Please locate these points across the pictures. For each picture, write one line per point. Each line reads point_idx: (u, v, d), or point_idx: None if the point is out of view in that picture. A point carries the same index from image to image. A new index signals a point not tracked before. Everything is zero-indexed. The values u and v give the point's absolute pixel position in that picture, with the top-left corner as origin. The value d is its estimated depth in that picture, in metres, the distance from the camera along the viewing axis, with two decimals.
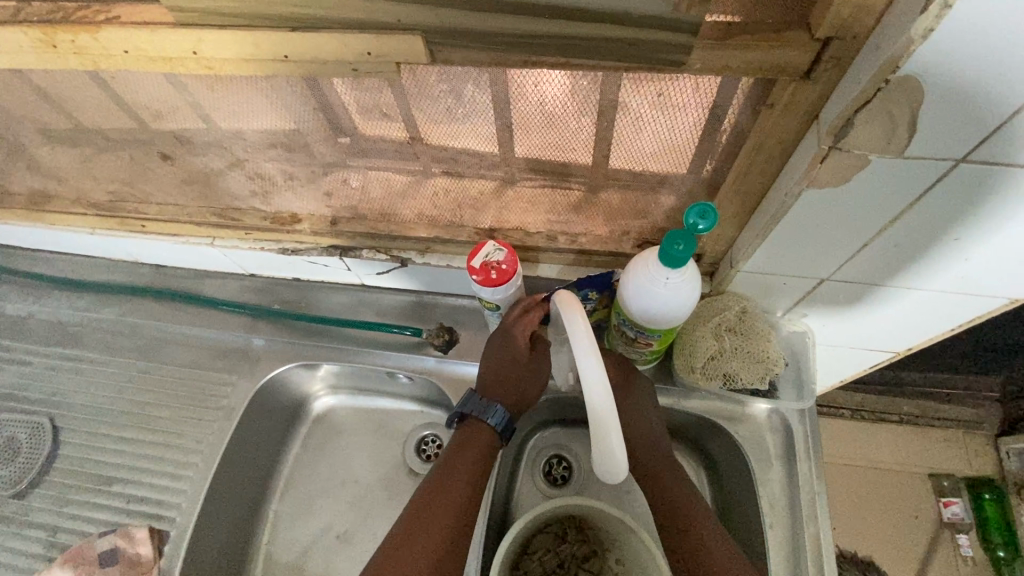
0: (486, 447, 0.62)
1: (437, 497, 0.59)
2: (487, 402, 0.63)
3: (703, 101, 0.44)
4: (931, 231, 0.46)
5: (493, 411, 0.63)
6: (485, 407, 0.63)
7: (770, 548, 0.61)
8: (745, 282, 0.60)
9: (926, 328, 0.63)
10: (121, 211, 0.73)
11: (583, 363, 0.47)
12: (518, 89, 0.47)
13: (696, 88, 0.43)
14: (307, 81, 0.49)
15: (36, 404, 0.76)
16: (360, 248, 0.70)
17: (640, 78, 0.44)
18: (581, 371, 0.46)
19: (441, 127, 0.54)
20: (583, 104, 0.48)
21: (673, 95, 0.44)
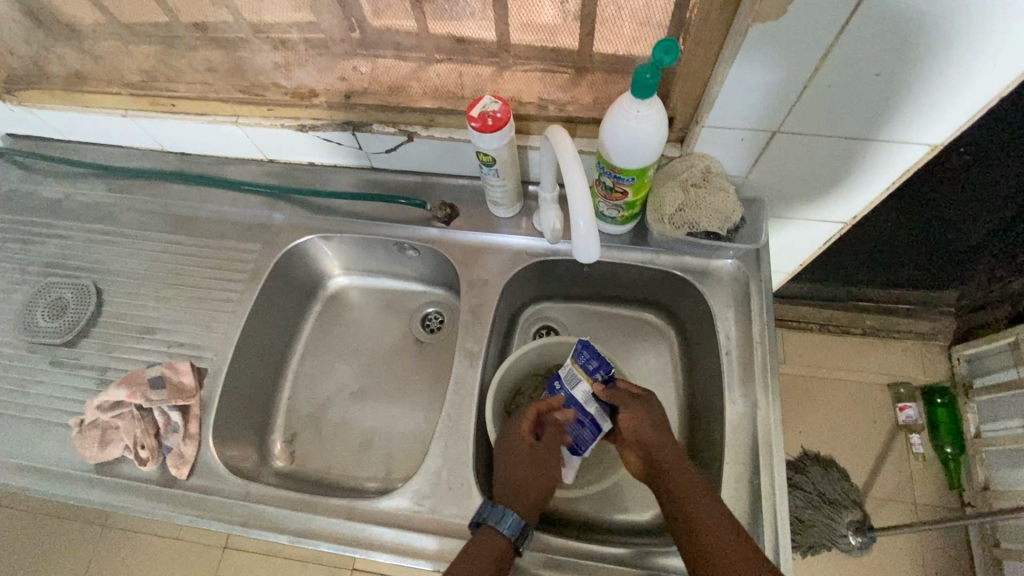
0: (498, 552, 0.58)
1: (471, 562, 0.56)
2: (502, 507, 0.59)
3: None
4: (858, 67, 0.55)
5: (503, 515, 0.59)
6: (499, 513, 0.59)
7: (727, 371, 0.71)
8: (710, 140, 0.69)
9: (864, 186, 0.73)
10: (153, 90, 0.81)
11: (569, 181, 0.53)
12: None
13: None
14: None
15: (80, 270, 0.85)
16: (370, 122, 0.77)
17: None
18: (569, 180, 0.53)
19: None
20: None
21: None
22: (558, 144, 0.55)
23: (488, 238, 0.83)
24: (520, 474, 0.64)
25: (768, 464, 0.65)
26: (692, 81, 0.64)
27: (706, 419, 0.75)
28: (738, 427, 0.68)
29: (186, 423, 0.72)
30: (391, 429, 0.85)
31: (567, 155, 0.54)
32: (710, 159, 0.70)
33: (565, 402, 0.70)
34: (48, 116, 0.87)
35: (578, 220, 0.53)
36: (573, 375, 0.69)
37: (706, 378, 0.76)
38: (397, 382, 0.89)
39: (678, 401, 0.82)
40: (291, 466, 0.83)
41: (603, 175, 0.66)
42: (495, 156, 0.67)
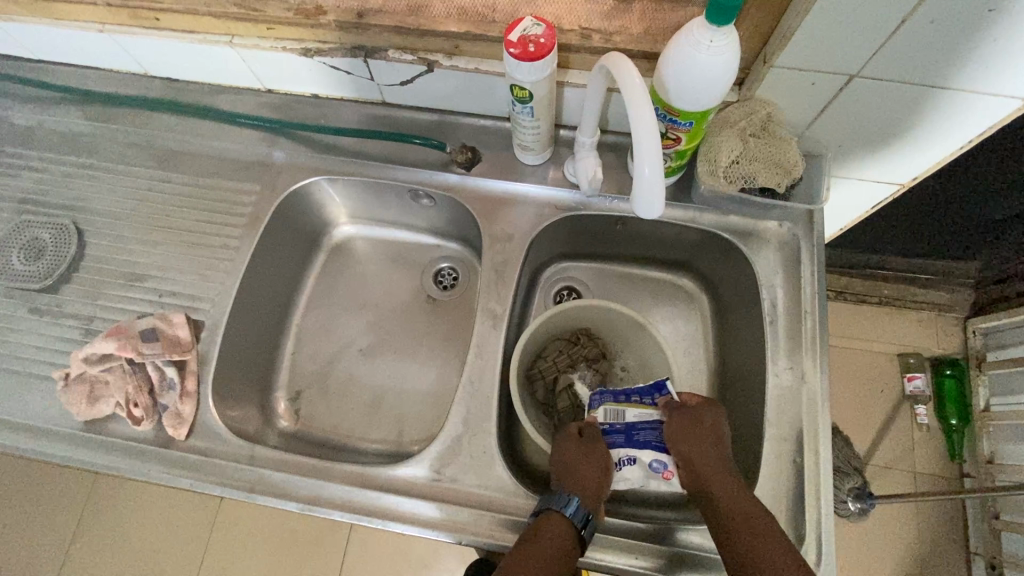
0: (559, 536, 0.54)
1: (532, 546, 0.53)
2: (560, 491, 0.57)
3: None
4: (971, 1, 0.47)
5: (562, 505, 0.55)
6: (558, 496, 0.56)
7: (771, 341, 0.66)
8: (776, 83, 0.61)
9: (936, 147, 0.66)
10: (133, 0, 0.69)
11: (631, 110, 0.46)
12: None
13: None
14: None
15: (58, 208, 0.76)
16: (385, 48, 0.68)
17: None
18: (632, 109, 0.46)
19: None
20: None
21: None
22: (618, 68, 0.48)
23: (513, 187, 0.75)
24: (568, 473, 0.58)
25: (814, 441, 0.61)
26: (765, 11, 0.56)
27: (741, 391, 0.71)
28: (780, 402, 0.64)
29: (183, 381, 0.66)
30: (403, 390, 0.80)
31: (632, 85, 0.47)
32: (772, 106, 0.62)
33: (624, 430, 0.61)
34: (10, 28, 0.75)
35: (643, 161, 0.46)
36: (613, 411, 0.62)
37: (744, 348, 0.72)
38: (409, 341, 0.83)
39: (708, 370, 0.78)
40: (296, 425, 0.78)
41: (655, 118, 0.58)
42: (533, 92, 0.59)
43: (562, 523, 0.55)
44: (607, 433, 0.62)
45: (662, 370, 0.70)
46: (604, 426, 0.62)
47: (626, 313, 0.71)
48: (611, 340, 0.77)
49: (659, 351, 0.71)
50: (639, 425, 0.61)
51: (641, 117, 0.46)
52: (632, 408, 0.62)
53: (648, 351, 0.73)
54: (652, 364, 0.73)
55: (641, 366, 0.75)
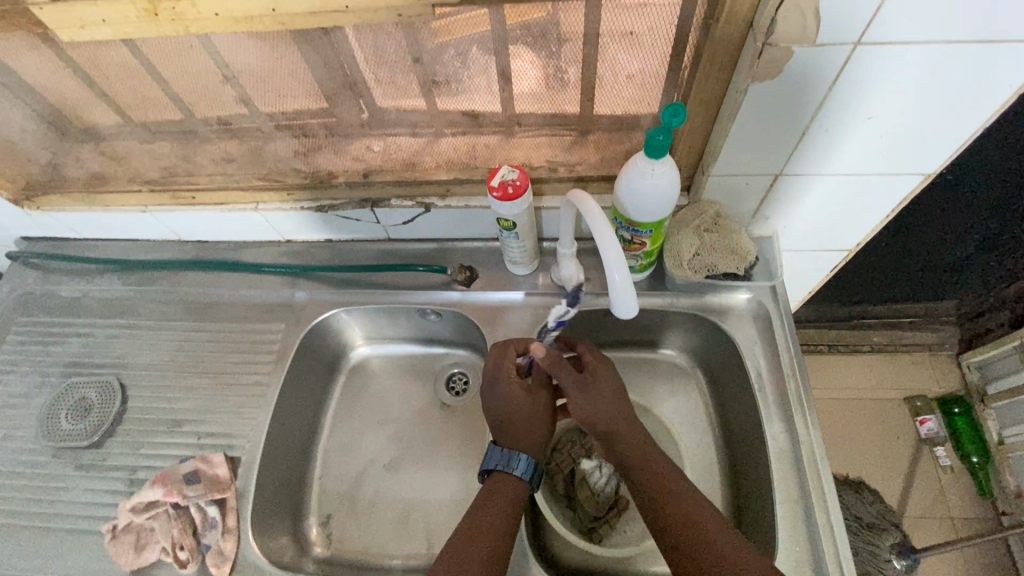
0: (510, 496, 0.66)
1: (486, 507, 0.65)
2: (509, 453, 0.68)
3: (663, 37, 0.60)
4: (851, 113, 0.60)
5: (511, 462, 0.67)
6: (508, 459, 0.68)
7: (763, 407, 0.72)
8: (716, 188, 0.72)
9: (866, 216, 0.77)
10: (174, 185, 0.83)
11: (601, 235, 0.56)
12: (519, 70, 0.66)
13: (656, 28, 0.60)
14: (340, 36, 0.61)
15: (103, 367, 0.84)
16: (389, 198, 0.81)
17: (611, 29, 0.61)
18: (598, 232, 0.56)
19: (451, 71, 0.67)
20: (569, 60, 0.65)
21: (640, 34, 0.60)
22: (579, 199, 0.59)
23: (510, 296, 0.84)
24: (515, 422, 0.69)
25: (822, 500, 0.66)
26: (695, 135, 0.68)
27: (748, 460, 0.75)
28: (782, 465, 0.69)
29: (225, 518, 0.70)
30: (428, 500, 0.83)
31: (593, 212, 0.57)
32: (718, 205, 0.74)
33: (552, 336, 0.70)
34: (66, 217, 0.88)
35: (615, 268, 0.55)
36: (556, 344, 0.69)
37: (741, 417, 0.77)
38: (429, 450, 0.87)
39: (713, 442, 0.82)
40: (329, 550, 0.80)
41: (621, 229, 0.69)
42: (516, 221, 0.70)
43: (513, 485, 0.67)
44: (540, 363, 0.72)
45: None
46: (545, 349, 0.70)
47: None
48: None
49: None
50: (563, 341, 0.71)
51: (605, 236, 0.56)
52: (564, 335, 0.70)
53: None
54: None
55: None
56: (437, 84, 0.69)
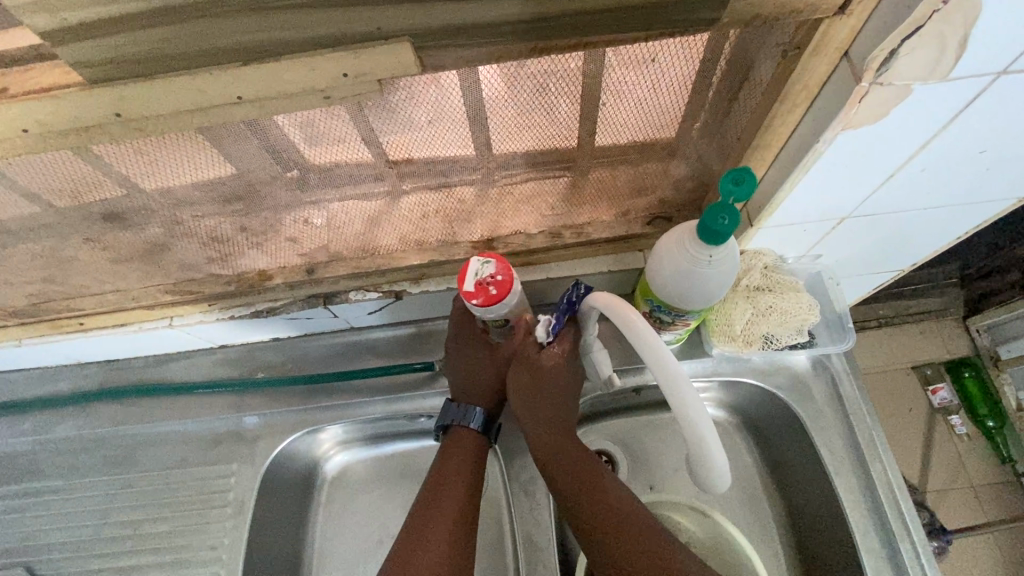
0: (469, 457, 0.60)
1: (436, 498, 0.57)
2: (465, 406, 0.62)
3: (690, 53, 0.41)
4: (960, 149, 0.44)
5: (471, 412, 0.61)
6: (464, 412, 0.61)
7: (843, 496, 0.60)
8: (765, 237, 0.58)
9: (934, 242, 0.63)
10: (49, 312, 0.62)
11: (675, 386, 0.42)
12: (506, 129, 0.48)
13: (681, 44, 0.40)
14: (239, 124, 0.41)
15: (5, 554, 0.65)
16: (345, 290, 0.62)
17: (622, 55, 0.41)
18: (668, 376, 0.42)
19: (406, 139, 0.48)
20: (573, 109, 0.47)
21: (657, 55, 0.41)
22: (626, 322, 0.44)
23: None
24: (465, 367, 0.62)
25: None
26: None
27: (821, 548, 0.64)
28: (880, 568, 0.57)
29: None
30: None
31: (635, 323, 0.44)
32: (767, 256, 0.59)
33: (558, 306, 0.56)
34: None
35: (680, 401, 0.42)
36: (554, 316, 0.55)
37: (808, 497, 0.65)
38: None
39: (774, 520, 0.69)
40: None
41: (659, 312, 0.54)
42: (509, 316, 0.56)
43: (467, 436, 0.61)
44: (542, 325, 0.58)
45: (745, 560, 0.62)
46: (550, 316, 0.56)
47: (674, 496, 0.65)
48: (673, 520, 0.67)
49: (730, 532, 0.63)
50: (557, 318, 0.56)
51: (666, 361, 0.42)
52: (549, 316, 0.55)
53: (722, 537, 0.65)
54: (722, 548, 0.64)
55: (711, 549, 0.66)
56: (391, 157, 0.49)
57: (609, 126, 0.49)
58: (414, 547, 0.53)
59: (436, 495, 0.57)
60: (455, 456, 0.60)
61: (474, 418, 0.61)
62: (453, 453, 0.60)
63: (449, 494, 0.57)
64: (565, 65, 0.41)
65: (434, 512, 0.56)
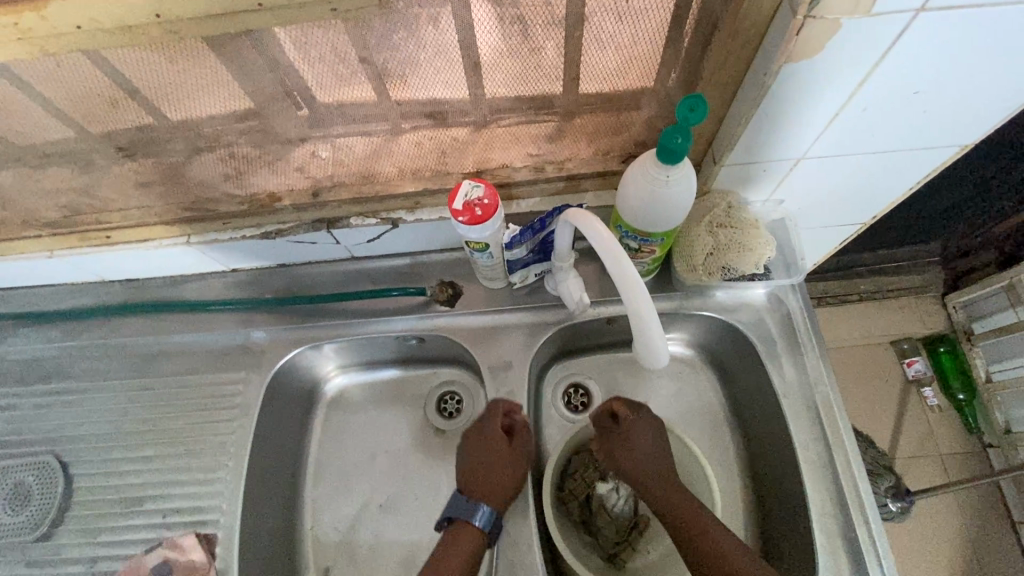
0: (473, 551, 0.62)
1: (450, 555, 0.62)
2: (474, 503, 0.64)
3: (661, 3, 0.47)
4: (898, 87, 0.50)
5: (477, 512, 0.63)
6: (472, 509, 0.63)
7: (787, 414, 0.66)
8: (729, 176, 0.63)
9: (889, 192, 0.69)
10: (81, 225, 0.68)
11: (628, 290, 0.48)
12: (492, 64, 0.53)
13: None
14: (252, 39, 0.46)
15: (36, 444, 0.72)
16: (346, 216, 0.69)
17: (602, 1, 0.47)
18: (624, 274, 0.48)
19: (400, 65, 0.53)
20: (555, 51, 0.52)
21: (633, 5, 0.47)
22: (589, 229, 0.49)
23: (504, 315, 0.75)
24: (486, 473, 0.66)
25: (860, 511, 0.61)
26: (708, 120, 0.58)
27: (767, 466, 0.71)
28: (817, 475, 0.63)
29: None
30: (430, 539, 0.77)
31: (598, 233, 0.49)
32: (730, 194, 0.65)
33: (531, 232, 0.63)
34: None
35: (634, 302, 0.48)
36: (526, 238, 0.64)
37: (761, 420, 0.71)
38: (427, 483, 0.80)
39: (731, 443, 0.76)
40: None
41: (627, 238, 0.60)
42: (488, 240, 0.61)
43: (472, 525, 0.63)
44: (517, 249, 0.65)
45: (700, 473, 0.70)
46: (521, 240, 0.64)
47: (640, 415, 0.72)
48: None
49: (687, 448, 0.71)
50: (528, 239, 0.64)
51: (616, 256, 0.48)
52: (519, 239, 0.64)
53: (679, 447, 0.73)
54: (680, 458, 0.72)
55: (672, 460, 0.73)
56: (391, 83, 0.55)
57: (589, 66, 0.55)
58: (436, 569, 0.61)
59: (453, 542, 0.63)
60: (464, 552, 0.62)
61: (481, 518, 0.63)
62: (461, 551, 0.62)
63: (464, 537, 0.63)
64: (553, 2, 0.47)
65: (450, 555, 0.62)
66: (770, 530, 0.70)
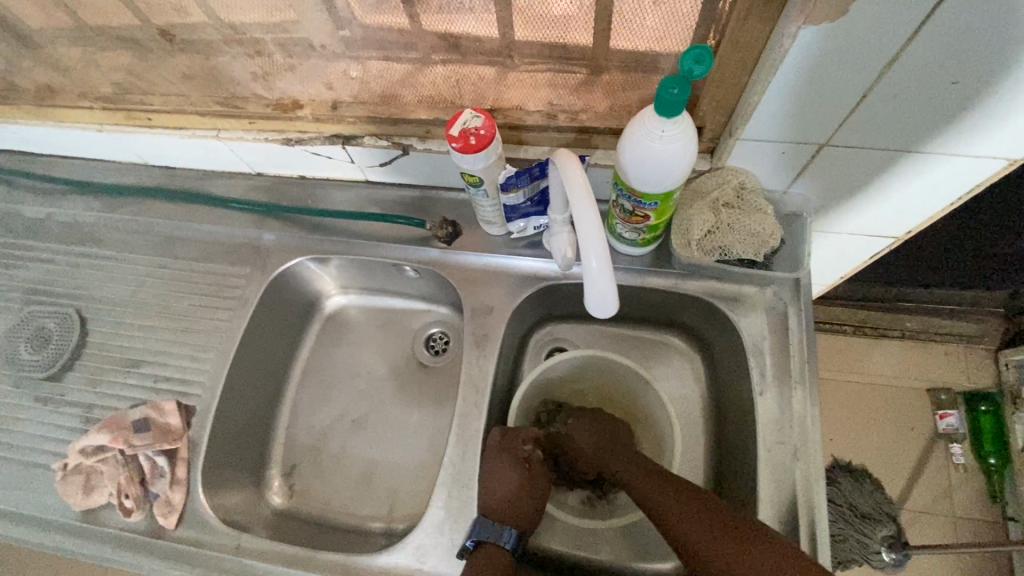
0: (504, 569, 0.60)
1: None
2: (499, 524, 0.61)
3: None
4: (935, 73, 0.46)
5: (507, 532, 0.61)
6: (498, 530, 0.61)
7: (760, 413, 0.63)
8: (746, 153, 0.60)
9: (927, 201, 0.63)
10: (126, 103, 0.74)
11: (577, 212, 0.47)
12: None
13: None
14: None
15: (64, 296, 0.81)
16: (361, 135, 0.70)
17: None
18: (573, 192, 0.47)
19: None
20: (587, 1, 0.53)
21: None
22: (559, 158, 0.50)
23: (497, 261, 0.75)
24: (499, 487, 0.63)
25: (810, 522, 0.58)
26: (728, 88, 0.55)
27: (732, 463, 0.69)
28: (774, 475, 0.61)
29: (173, 469, 0.68)
30: (392, 462, 0.79)
31: (563, 161, 0.49)
32: (746, 175, 0.62)
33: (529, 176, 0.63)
34: (21, 130, 0.81)
35: (578, 213, 0.47)
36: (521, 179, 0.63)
37: (736, 417, 0.69)
38: (399, 410, 0.82)
39: (703, 434, 0.75)
40: (290, 503, 0.78)
41: (622, 197, 0.59)
42: (483, 176, 0.61)
43: (497, 551, 0.60)
44: (511, 190, 0.64)
45: (667, 429, 0.69)
46: (518, 182, 0.63)
47: (629, 364, 0.71)
48: (620, 397, 0.76)
49: (663, 404, 0.70)
50: (524, 182, 0.63)
51: (572, 173, 0.48)
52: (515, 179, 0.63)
53: (655, 407, 0.72)
54: (657, 415, 0.72)
55: (650, 416, 0.73)
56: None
57: (617, 20, 0.55)
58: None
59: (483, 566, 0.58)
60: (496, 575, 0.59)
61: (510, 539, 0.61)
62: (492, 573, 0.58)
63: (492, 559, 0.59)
64: None
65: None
66: None
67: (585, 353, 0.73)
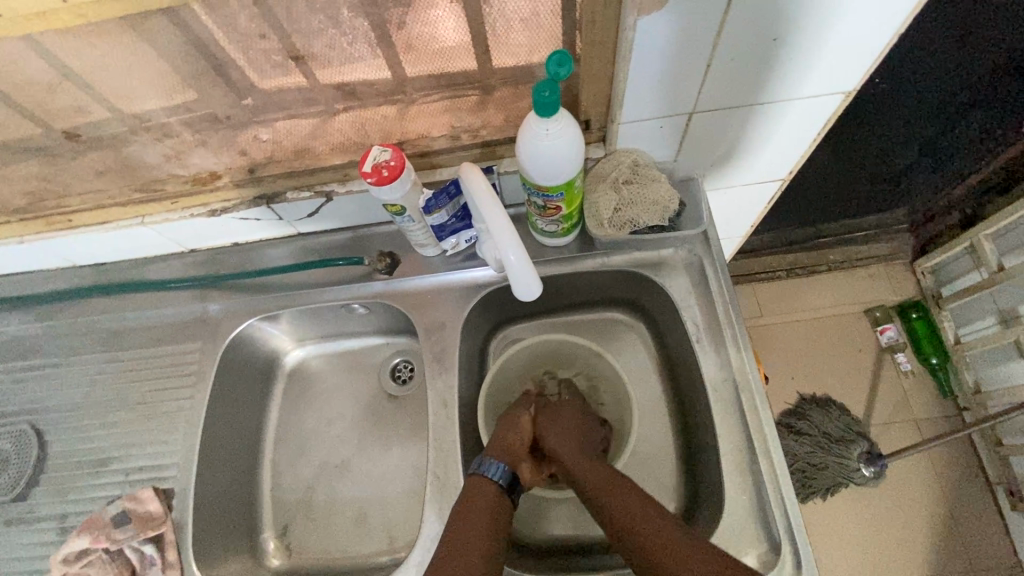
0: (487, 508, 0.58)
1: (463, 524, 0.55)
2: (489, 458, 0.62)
3: None
4: (754, 38, 0.54)
5: (493, 465, 0.62)
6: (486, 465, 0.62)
7: (701, 358, 0.70)
8: (629, 136, 0.67)
9: (792, 142, 0.72)
10: (44, 210, 0.75)
11: (491, 217, 0.55)
12: (401, 38, 0.59)
13: None
14: (171, 18, 0.54)
15: (15, 414, 0.79)
16: (284, 191, 0.74)
17: None
18: (480, 200, 0.56)
19: (302, 43, 0.59)
20: (458, 29, 0.59)
21: None
22: (463, 172, 0.57)
23: (438, 279, 0.80)
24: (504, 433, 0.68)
25: (764, 444, 0.64)
26: (597, 81, 0.62)
27: (691, 412, 0.74)
28: (725, 410, 0.67)
29: (164, 553, 0.67)
30: (382, 495, 0.80)
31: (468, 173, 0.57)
32: (636, 153, 0.69)
33: (445, 196, 0.68)
34: None
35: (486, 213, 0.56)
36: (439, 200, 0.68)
37: (684, 369, 0.75)
38: (378, 444, 0.84)
39: (663, 393, 0.80)
40: (289, 561, 0.79)
41: (531, 195, 0.64)
42: (404, 203, 0.65)
43: (488, 490, 0.60)
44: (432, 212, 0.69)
45: (625, 396, 0.74)
46: (437, 203, 0.68)
47: (581, 343, 0.76)
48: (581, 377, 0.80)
49: (617, 374, 0.75)
50: (443, 202, 0.68)
51: (474, 181, 0.56)
52: (433, 201, 0.67)
53: (613, 378, 0.76)
54: (615, 386, 0.76)
55: (610, 389, 0.77)
56: (300, 59, 0.61)
57: (489, 42, 0.61)
58: (462, 525, 0.55)
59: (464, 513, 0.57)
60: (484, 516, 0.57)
61: (497, 471, 0.61)
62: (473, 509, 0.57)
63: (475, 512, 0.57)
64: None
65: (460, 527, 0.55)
66: (695, 474, 0.73)
67: (538, 343, 0.77)
